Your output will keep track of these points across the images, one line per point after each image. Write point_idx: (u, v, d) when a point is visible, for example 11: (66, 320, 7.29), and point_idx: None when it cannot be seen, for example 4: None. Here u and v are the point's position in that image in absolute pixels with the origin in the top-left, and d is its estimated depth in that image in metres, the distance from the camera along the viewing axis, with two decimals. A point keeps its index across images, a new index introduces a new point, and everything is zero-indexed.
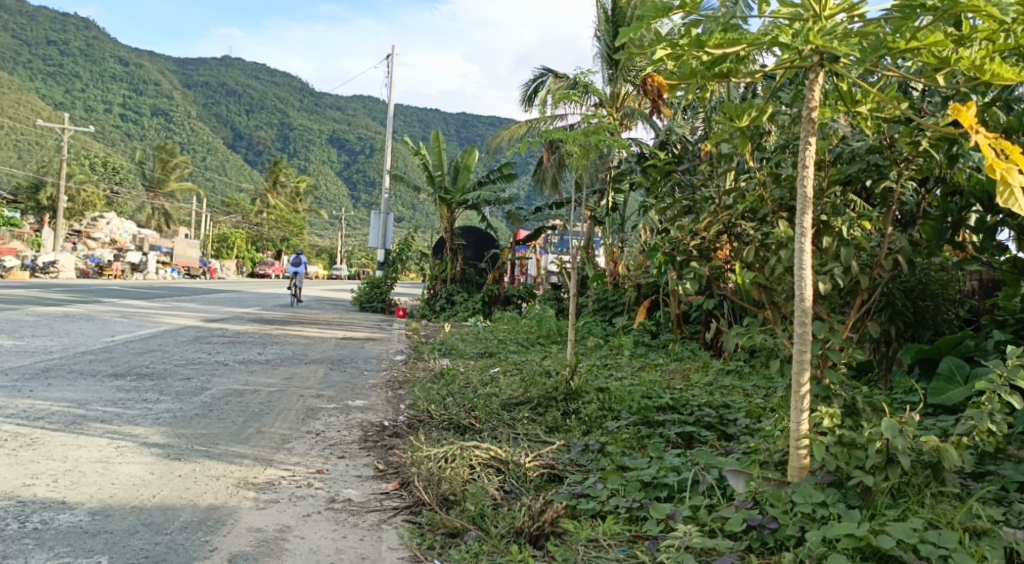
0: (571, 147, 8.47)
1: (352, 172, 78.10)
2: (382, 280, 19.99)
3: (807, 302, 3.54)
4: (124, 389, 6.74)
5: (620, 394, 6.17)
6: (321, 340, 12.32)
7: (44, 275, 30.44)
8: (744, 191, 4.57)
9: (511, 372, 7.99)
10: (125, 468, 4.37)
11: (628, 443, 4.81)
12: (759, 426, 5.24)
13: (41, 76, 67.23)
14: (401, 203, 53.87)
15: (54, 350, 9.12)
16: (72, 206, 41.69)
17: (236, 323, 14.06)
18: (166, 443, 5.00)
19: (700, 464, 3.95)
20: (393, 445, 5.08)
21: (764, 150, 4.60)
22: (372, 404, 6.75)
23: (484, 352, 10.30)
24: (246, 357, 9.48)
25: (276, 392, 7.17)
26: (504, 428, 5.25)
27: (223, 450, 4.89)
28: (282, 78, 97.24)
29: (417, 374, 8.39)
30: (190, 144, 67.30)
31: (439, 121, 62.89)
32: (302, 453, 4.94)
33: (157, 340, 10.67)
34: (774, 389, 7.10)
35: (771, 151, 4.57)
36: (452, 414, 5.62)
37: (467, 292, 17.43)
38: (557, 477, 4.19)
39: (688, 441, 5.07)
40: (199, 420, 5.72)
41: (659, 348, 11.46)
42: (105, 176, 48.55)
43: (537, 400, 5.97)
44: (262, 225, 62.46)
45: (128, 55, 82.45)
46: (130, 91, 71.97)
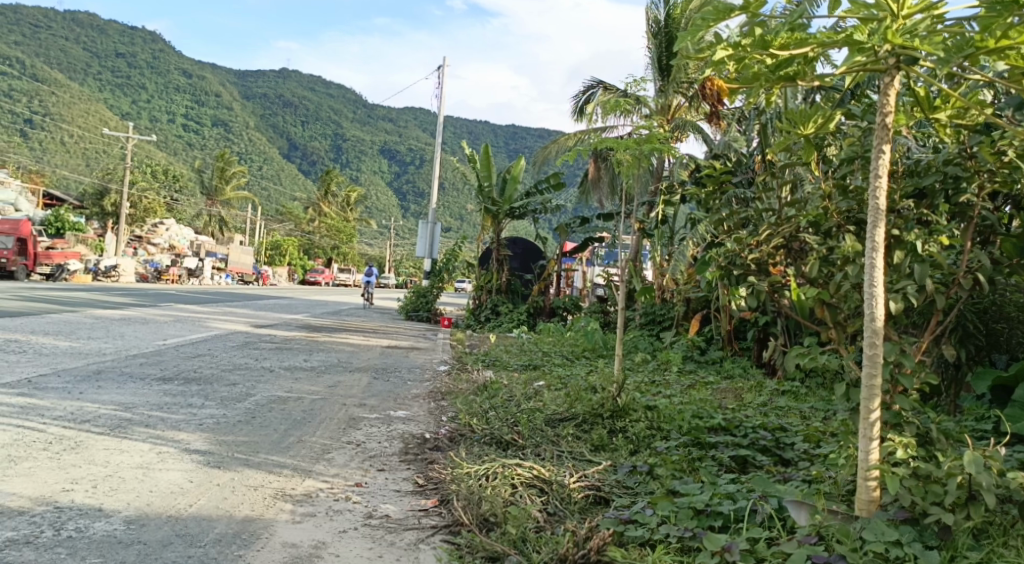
0: (622, 156, 8.28)
1: (402, 182, 78.76)
2: (428, 289, 19.96)
3: (878, 322, 3.28)
4: (170, 393, 6.72)
5: (669, 412, 5.93)
6: (367, 348, 12.27)
7: (105, 279, 31.19)
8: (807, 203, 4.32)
9: (556, 386, 7.80)
10: (164, 475, 4.29)
11: (679, 465, 4.59)
12: (818, 451, 4.97)
13: (109, 86, 69.43)
14: (451, 214, 54.11)
15: (106, 352, 9.21)
16: (134, 213, 42.84)
17: (284, 330, 14.11)
18: (207, 449, 4.92)
19: (756, 491, 3.72)
20: (435, 460, 4.93)
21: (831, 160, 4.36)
22: (415, 415, 6.62)
23: (529, 364, 10.13)
24: (292, 364, 9.45)
25: (320, 400, 7.09)
26: (549, 445, 5.06)
27: (263, 459, 4.80)
28: (336, 89, 98.74)
29: (461, 385, 8.26)
30: (247, 153, 68.64)
31: (488, 133, 63.09)
32: (342, 465, 4.81)
33: (206, 345, 10.72)
34: (831, 412, 6.78)
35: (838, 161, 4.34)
36: (494, 428, 5.45)
37: (512, 303, 17.31)
38: (604, 500, 4.00)
39: (741, 465, 4.83)
40: (242, 427, 5.65)
41: (709, 365, 11.16)
42: (165, 183, 49.79)
43: (582, 417, 5.77)
44: (313, 234, 63.35)
45: (190, 66, 84.52)
46: (191, 100, 73.75)
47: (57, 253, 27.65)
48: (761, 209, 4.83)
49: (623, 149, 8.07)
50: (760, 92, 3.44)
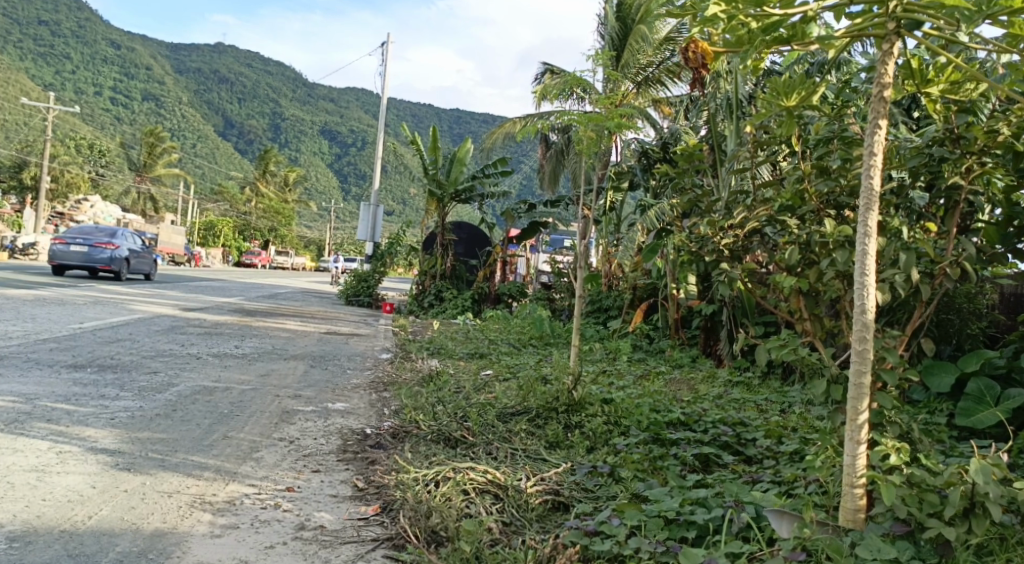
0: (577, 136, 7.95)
1: (342, 164, 77.26)
2: (369, 274, 19.38)
3: (869, 315, 2.95)
4: (81, 383, 6.13)
5: (626, 407, 5.61)
6: (303, 334, 11.71)
7: (24, 257, 29.71)
8: (784, 183, 4.01)
9: (506, 377, 7.42)
10: (61, 480, 3.79)
11: (641, 465, 4.27)
12: (783, 449, 4.71)
13: (32, 55, 66.28)
14: (392, 198, 53.17)
15: (14, 336, 8.51)
16: (56, 187, 41.13)
17: (214, 314, 13.43)
18: (117, 449, 4.41)
19: (730, 498, 3.41)
20: (376, 459, 4.52)
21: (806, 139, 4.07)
22: (354, 408, 6.17)
23: (475, 352, 9.75)
24: (221, 351, 8.87)
25: (250, 390, 6.58)
26: (502, 443, 4.69)
27: (181, 460, 4.30)
28: (275, 67, 96.06)
29: (404, 375, 7.83)
30: (181, 129, 66.38)
31: (432, 116, 62.23)
32: (271, 466, 4.35)
33: (127, 329, 10.04)
34: (790, 405, 6.56)
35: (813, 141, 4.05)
36: (442, 424, 5.04)
37: (456, 288, 16.89)
38: (562, 505, 3.66)
39: (705, 463, 4.53)
40: (159, 422, 5.13)
41: (657, 355, 10.91)
42: (91, 158, 47.78)
43: (535, 411, 5.42)
44: (250, 214, 61.88)
45: (119, 38, 81.20)
46: (120, 73, 70.96)
47: None
48: (733, 191, 4.53)
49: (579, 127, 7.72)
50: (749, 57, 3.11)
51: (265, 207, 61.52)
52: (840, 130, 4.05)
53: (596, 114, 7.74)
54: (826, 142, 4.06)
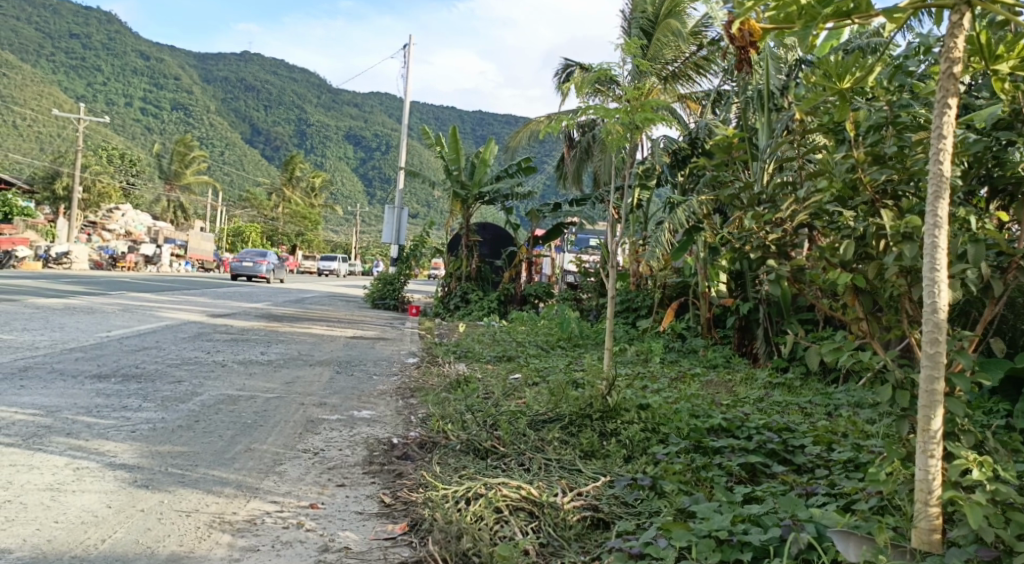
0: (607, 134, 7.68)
1: (367, 168, 77.48)
2: (395, 277, 19.25)
3: (941, 314, 2.67)
4: (103, 394, 5.98)
5: (664, 412, 5.35)
6: (330, 339, 11.57)
7: (56, 266, 30.06)
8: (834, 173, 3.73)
9: (535, 381, 7.18)
10: (75, 500, 3.62)
11: (683, 477, 4.02)
12: (835, 457, 4.44)
13: (64, 67, 67.24)
14: (416, 201, 53.20)
15: (40, 345, 8.42)
16: (87, 197, 41.57)
17: (242, 319, 13.33)
18: (135, 464, 4.24)
19: (787, 516, 3.15)
20: (403, 472, 4.31)
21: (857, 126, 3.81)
22: (380, 416, 5.96)
23: (503, 355, 9.53)
24: (246, 358, 8.71)
25: (275, 399, 6.40)
26: (536, 453, 4.46)
27: (201, 475, 4.12)
28: (299, 73, 96.54)
29: (432, 380, 7.63)
30: (209, 137, 66.95)
31: (456, 118, 62.15)
32: (294, 480, 4.15)
33: (153, 337, 9.93)
34: (835, 408, 6.27)
35: (864, 128, 3.78)
36: (471, 433, 4.81)
37: (483, 290, 16.71)
38: (602, 523, 3.44)
39: (751, 473, 4.27)
40: (180, 434, 4.96)
41: (689, 355, 10.61)
42: (121, 167, 48.26)
43: (568, 418, 5.16)
44: (277, 220, 62.24)
45: (148, 48, 82.00)
46: (149, 83, 71.76)
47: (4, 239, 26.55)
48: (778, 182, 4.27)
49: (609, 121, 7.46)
50: (803, 36, 2.85)
51: (293, 212, 61.88)
52: (892, 115, 3.78)
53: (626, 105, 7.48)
54: (878, 129, 3.79)
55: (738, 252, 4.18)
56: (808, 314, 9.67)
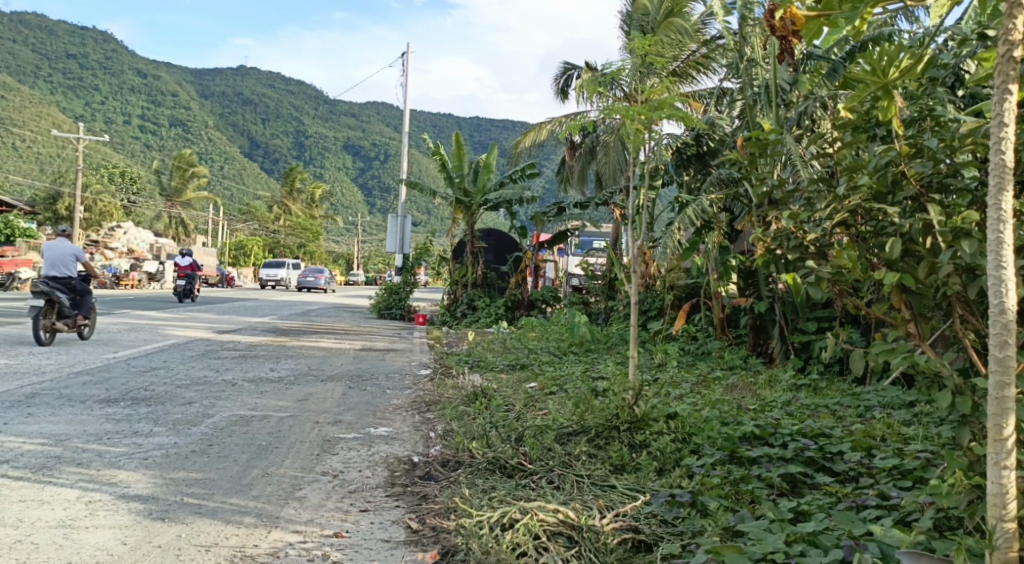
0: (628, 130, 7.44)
1: (367, 178, 77.29)
2: (401, 286, 19.03)
3: (1010, 315, 2.47)
4: (113, 420, 5.79)
5: (693, 422, 5.14)
6: (339, 352, 11.40)
7: (60, 286, 30.05)
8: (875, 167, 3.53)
9: (553, 390, 6.97)
10: (89, 537, 3.44)
11: (723, 492, 3.86)
12: (877, 464, 4.27)
13: (62, 89, 67.33)
14: (416, 210, 53.09)
15: (46, 369, 8.24)
16: (88, 216, 41.50)
17: (249, 335, 13.17)
18: (150, 494, 4.06)
19: (845, 534, 2.99)
20: (429, 494, 4.13)
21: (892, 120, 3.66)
22: (398, 432, 5.78)
23: (516, 364, 9.33)
24: (256, 376, 8.51)
25: (289, 418, 6.23)
26: (564, 470, 4.28)
27: (218, 504, 3.93)
28: (296, 84, 96.30)
29: (447, 392, 7.45)
30: (208, 152, 66.91)
31: (454, 125, 62.00)
32: (316, 506, 3.98)
33: (161, 356, 9.76)
34: (865, 410, 6.11)
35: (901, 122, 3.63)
36: (497, 450, 4.62)
37: (490, 297, 16.52)
38: (644, 545, 3.28)
39: (792, 485, 4.12)
40: (195, 459, 4.78)
41: (704, 358, 10.39)
42: (122, 186, 48.14)
43: (594, 431, 4.96)
44: (278, 232, 62.11)
45: (145, 65, 81.81)
46: (147, 101, 71.78)
47: (7, 260, 26.44)
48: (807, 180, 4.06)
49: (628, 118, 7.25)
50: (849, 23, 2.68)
51: (294, 224, 61.77)
52: (930, 107, 3.63)
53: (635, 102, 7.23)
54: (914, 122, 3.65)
55: (770, 255, 3.98)
56: (822, 311, 9.54)
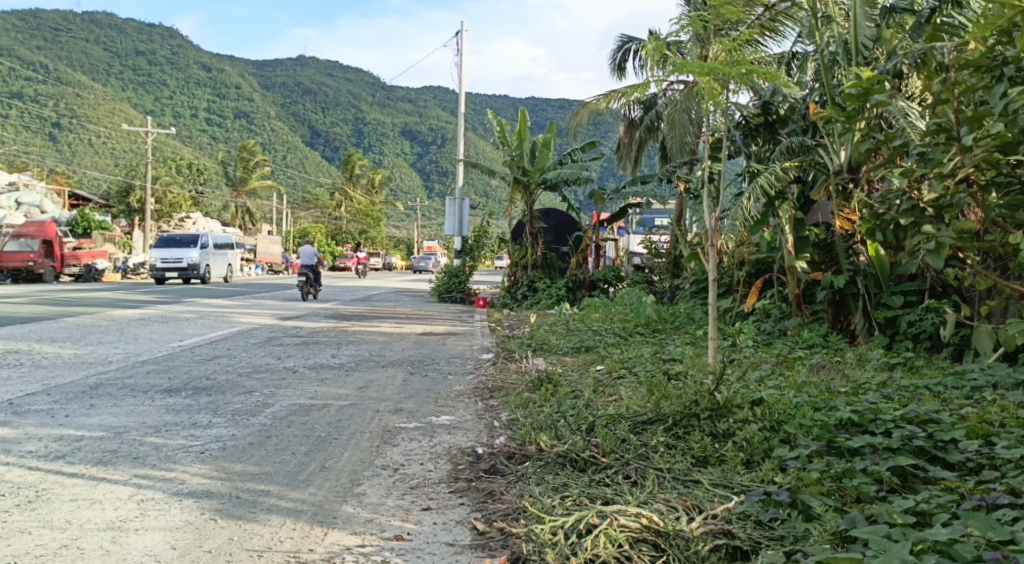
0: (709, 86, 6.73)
1: (425, 162, 77.44)
2: (461, 269, 18.74)
3: None
4: (172, 410, 5.62)
5: (783, 408, 4.68)
6: (400, 337, 11.19)
7: (134, 277, 30.84)
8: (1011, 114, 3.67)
9: (623, 374, 6.60)
10: (137, 541, 3.21)
11: (824, 488, 3.48)
12: (1001, 458, 3.84)
13: (132, 85, 69.01)
14: (475, 192, 52.91)
15: (112, 359, 8.20)
16: (159, 208, 42.44)
17: (312, 321, 13.07)
18: (204, 490, 3.81)
19: (986, 545, 2.60)
20: (495, 490, 3.81)
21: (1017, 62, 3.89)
22: (462, 421, 5.48)
23: (581, 346, 8.94)
24: (317, 362, 8.32)
25: (349, 406, 5.98)
26: (642, 463, 3.93)
27: (275, 502, 3.66)
28: (354, 71, 96.82)
29: (512, 377, 7.15)
30: (271, 142, 67.83)
31: (511, 107, 61.43)
32: (375, 504, 3.68)
33: (224, 344, 9.67)
34: (970, 393, 5.61)
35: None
36: (567, 442, 4.25)
37: (551, 278, 16.13)
38: (740, 552, 2.89)
39: (902, 479, 3.71)
40: (251, 452, 4.53)
41: (779, 337, 9.77)
42: (189, 177, 49.09)
43: (671, 418, 4.57)
44: (341, 219, 62.81)
45: (209, 59, 83.23)
46: (212, 94, 73.14)
47: (84, 253, 27.13)
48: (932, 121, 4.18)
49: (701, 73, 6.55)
50: None
51: (356, 210, 62.37)
52: None
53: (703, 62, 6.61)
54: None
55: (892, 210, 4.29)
56: (909, 284, 8.98)
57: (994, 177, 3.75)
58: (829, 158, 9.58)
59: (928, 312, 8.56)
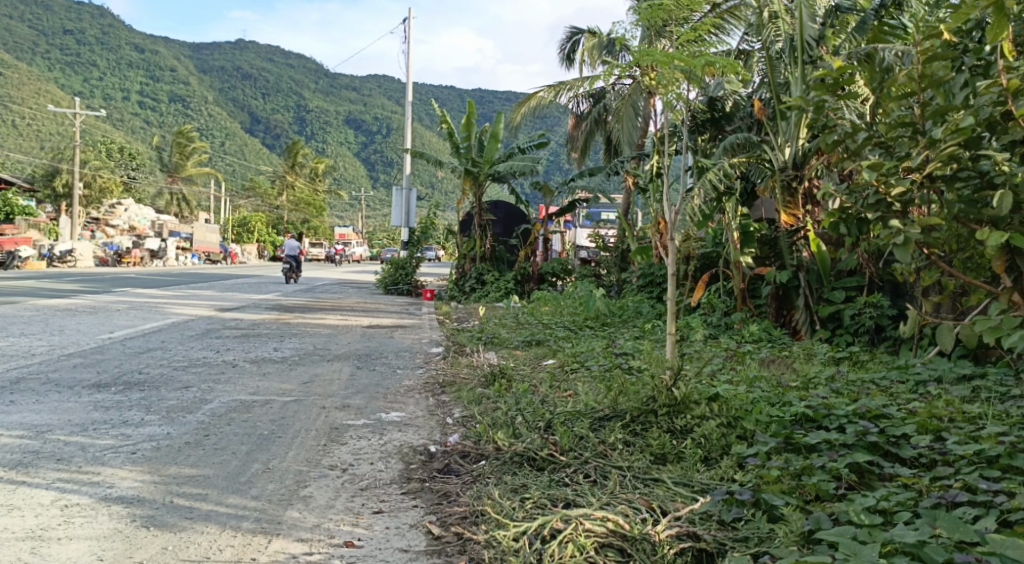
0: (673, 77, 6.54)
1: (370, 152, 76.47)
2: (407, 260, 18.48)
3: None
4: (101, 407, 5.33)
5: (739, 403, 4.64)
6: (345, 329, 10.94)
7: (61, 265, 29.66)
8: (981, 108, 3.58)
9: (576, 368, 6.52)
10: (61, 552, 2.98)
11: (785, 486, 3.43)
12: (954, 453, 3.84)
13: (61, 65, 66.44)
14: (421, 182, 52.39)
15: (37, 352, 7.78)
16: (89, 193, 40.98)
17: (251, 312, 12.69)
18: (136, 495, 3.58)
19: (953, 548, 2.56)
20: (450, 491, 3.68)
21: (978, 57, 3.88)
22: (412, 417, 5.32)
23: (531, 340, 8.84)
24: (258, 356, 8.04)
25: (292, 403, 5.76)
26: (601, 461, 3.84)
27: (213, 507, 3.45)
28: (296, 58, 95.03)
29: (462, 371, 7.00)
30: (209, 128, 66.12)
31: (456, 97, 60.97)
32: (322, 507, 3.51)
33: (158, 336, 9.30)
34: (918, 387, 5.67)
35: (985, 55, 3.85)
36: (525, 441, 4.15)
37: (498, 270, 16.00)
38: (706, 555, 2.84)
39: (859, 476, 3.68)
40: (188, 452, 4.31)
41: (725, 331, 9.83)
42: (121, 162, 47.46)
43: (629, 415, 4.50)
44: (282, 208, 61.55)
45: (143, 41, 80.68)
46: (146, 77, 70.93)
47: None
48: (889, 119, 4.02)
49: (660, 66, 6.39)
50: None
51: (297, 199, 61.30)
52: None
53: (665, 52, 6.33)
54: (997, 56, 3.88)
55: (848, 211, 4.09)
56: (849, 279, 9.14)
57: (955, 172, 3.68)
58: (774, 155, 9.56)
59: (867, 306, 8.67)
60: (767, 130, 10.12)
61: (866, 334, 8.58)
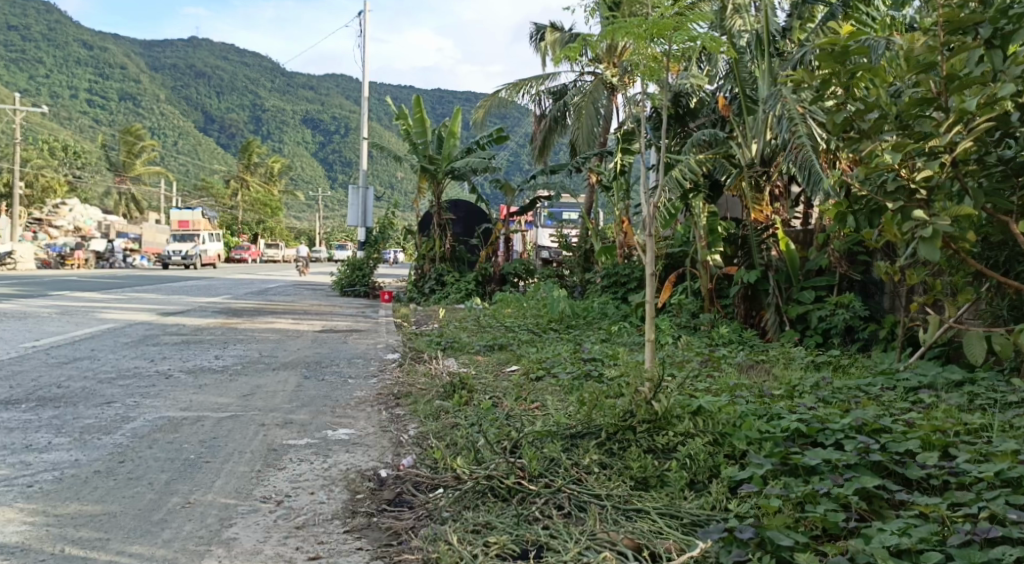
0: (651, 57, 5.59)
1: (327, 152, 75.11)
2: (364, 261, 17.84)
3: None
4: (5, 429, 4.69)
5: (725, 418, 4.15)
6: (295, 334, 10.30)
7: (1, 268, 28.39)
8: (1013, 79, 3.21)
9: (542, 376, 6.01)
10: None
11: (788, 520, 2.97)
12: (971, 474, 3.41)
13: (4, 61, 64.21)
14: (379, 182, 51.42)
15: None
16: (31, 193, 39.44)
17: (196, 317, 11.98)
18: (20, 544, 3.00)
19: None
20: (401, 529, 3.16)
21: (997, 22, 3.26)
22: (362, 435, 4.77)
23: (494, 344, 8.31)
24: (196, 365, 7.40)
25: (229, 419, 5.17)
26: (576, 489, 3.34)
27: (112, 558, 2.89)
28: (252, 56, 93.27)
29: (418, 381, 6.46)
30: (160, 127, 64.26)
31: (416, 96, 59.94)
32: (245, 553, 2.96)
33: (89, 344, 8.59)
34: (910, 394, 5.27)
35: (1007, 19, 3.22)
36: (488, 466, 3.62)
37: (459, 271, 15.46)
38: None
39: (867, 502, 3.23)
40: (95, 484, 3.71)
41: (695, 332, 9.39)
42: (66, 161, 45.81)
43: (604, 432, 3.99)
44: (236, 209, 60.08)
45: (91, 38, 78.32)
46: (94, 75, 69.01)
47: None
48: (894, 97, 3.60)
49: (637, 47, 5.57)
50: None
51: (252, 200, 59.91)
52: None
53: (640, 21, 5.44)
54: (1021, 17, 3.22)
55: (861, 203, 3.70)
56: (818, 279, 8.63)
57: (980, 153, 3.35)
58: (741, 150, 9.16)
59: (839, 306, 8.19)
60: (732, 126, 9.72)
61: (840, 335, 8.13)
